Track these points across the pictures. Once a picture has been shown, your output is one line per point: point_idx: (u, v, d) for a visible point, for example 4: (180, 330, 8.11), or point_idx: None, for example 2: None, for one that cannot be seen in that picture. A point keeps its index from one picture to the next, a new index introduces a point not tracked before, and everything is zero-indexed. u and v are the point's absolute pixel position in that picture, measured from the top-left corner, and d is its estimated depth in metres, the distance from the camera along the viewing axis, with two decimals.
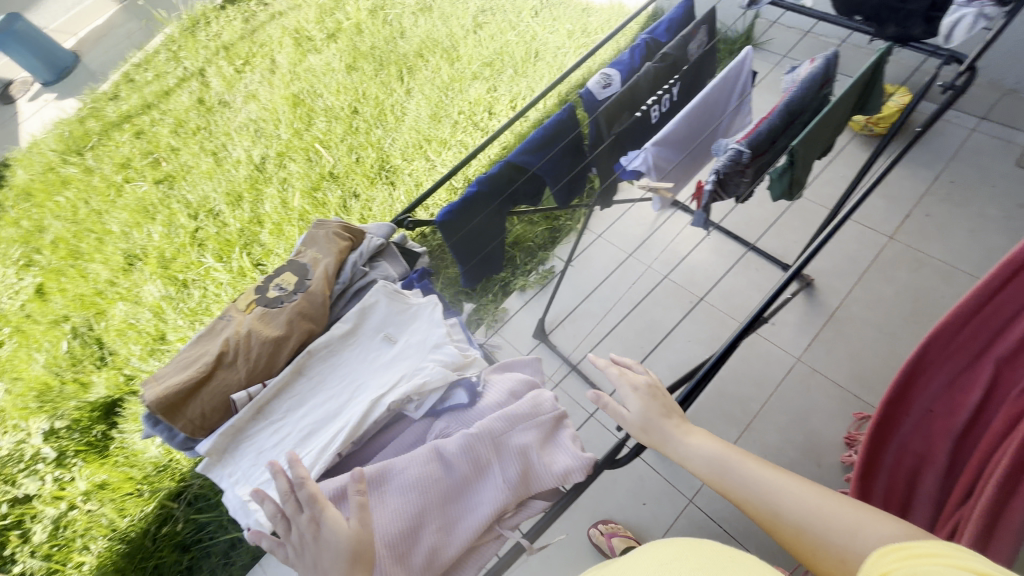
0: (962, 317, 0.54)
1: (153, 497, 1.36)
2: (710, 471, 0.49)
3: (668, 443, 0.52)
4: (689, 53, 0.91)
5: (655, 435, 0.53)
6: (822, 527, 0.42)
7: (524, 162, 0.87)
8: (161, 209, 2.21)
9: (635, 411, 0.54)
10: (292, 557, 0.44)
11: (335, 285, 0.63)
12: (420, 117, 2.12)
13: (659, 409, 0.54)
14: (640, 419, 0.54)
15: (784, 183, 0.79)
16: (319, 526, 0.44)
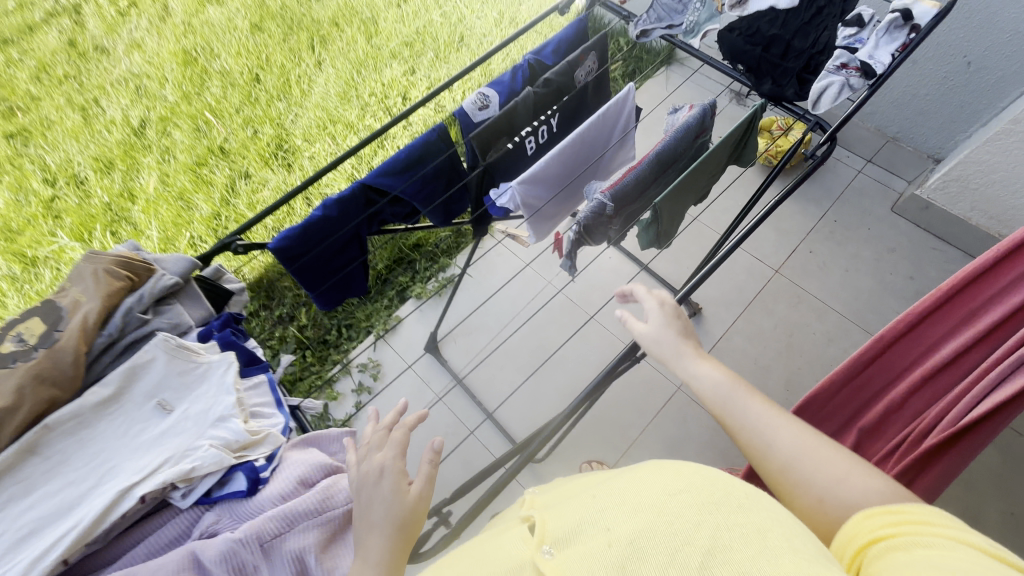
0: (834, 388, 0.60)
1: None
2: (715, 398, 0.43)
3: (679, 360, 0.46)
4: (576, 80, 0.84)
5: (667, 348, 0.47)
6: (813, 470, 0.37)
7: (385, 185, 0.77)
8: (9, 169, 1.87)
9: (653, 326, 0.48)
10: (354, 477, 0.44)
11: (96, 339, 0.52)
12: (329, 94, 1.95)
13: (677, 328, 0.48)
14: (655, 333, 0.47)
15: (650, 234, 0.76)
16: (382, 476, 0.44)
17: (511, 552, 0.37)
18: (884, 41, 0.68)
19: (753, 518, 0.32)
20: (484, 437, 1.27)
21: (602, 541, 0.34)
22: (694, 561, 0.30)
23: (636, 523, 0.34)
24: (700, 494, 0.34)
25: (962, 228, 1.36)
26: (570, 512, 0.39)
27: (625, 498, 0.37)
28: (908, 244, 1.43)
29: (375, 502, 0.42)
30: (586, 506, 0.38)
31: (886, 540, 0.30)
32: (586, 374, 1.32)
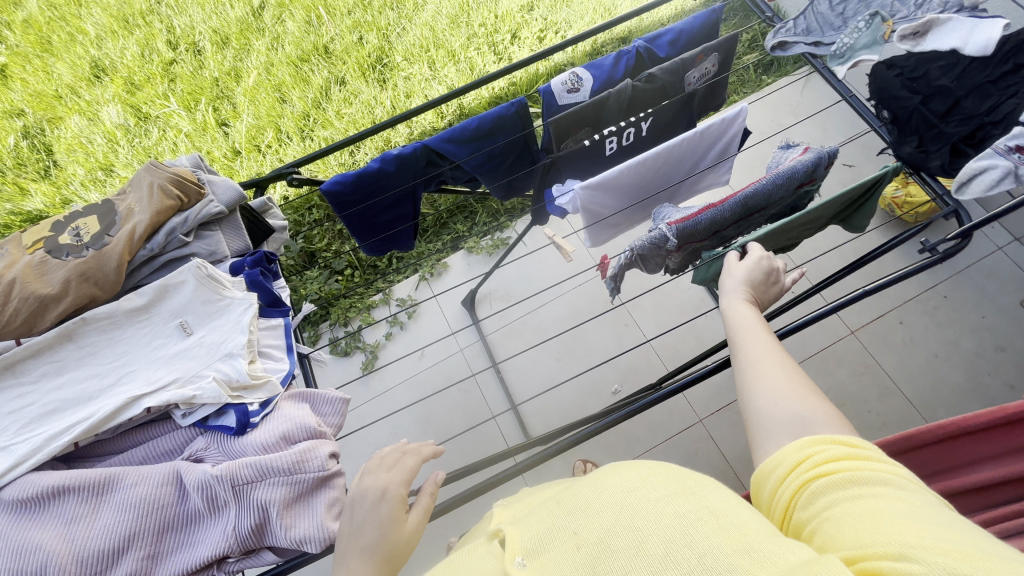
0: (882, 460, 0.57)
1: None
2: (739, 321, 0.47)
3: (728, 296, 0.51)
4: (686, 81, 0.74)
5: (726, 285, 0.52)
6: (776, 388, 0.39)
7: (447, 151, 0.74)
8: (141, 24, 1.99)
9: (743, 268, 0.53)
10: (350, 503, 0.44)
11: (140, 250, 0.55)
12: (440, 15, 1.87)
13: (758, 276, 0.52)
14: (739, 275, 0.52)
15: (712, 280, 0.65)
16: (384, 497, 0.43)
17: (484, 568, 0.35)
18: None
19: (717, 500, 0.32)
20: (503, 426, 1.27)
21: (571, 540, 0.33)
22: (658, 551, 0.29)
23: (602, 526, 0.32)
24: (664, 483, 0.33)
25: None
26: (538, 523, 0.37)
27: (587, 500, 0.35)
28: (1023, 347, 1.23)
29: (368, 523, 0.42)
30: (546, 510, 0.38)
31: (825, 476, 0.32)
32: (609, 377, 1.28)
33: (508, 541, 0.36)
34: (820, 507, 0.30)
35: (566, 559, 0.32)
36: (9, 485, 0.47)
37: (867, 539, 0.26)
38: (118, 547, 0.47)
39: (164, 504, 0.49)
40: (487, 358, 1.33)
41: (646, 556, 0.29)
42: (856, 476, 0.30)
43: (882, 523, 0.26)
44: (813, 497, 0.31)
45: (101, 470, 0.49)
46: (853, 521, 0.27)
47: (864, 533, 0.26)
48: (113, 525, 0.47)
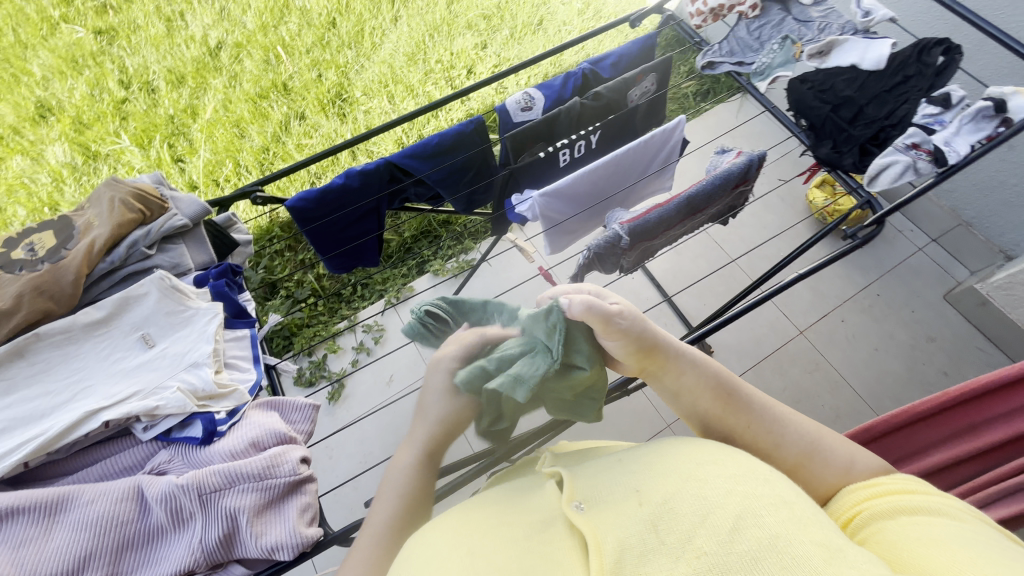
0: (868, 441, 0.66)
1: None
2: (717, 403, 0.44)
3: (664, 362, 0.45)
4: (628, 99, 0.81)
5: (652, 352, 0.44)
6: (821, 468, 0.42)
7: (409, 166, 0.77)
8: (91, 64, 1.97)
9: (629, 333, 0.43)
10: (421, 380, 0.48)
11: (99, 264, 0.55)
12: (397, 52, 1.96)
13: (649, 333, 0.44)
14: (644, 346, 0.44)
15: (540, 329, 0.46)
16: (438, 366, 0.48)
17: (541, 505, 0.38)
18: (968, 128, 0.63)
19: (789, 491, 0.34)
20: None
21: (634, 499, 0.34)
22: (727, 524, 0.31)
23: (669, 490, 0.34)
24: (732, 464, 0.36)
25: (1017, 335, 1.26)
26: (606, 474, 0.38)
27: (649, 467, 0.37)
28: (951, 337, 1.34)
29: (430, 390, 0.47)
30: (604, 466, 0.39)
31: (868, 511, 0.39)
32: None
33: (563, 484, 0.38)
34: (872, 528, 0.37)
35: (628, 517, 0.33)
36: None
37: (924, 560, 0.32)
38: (74, 567, 0.45)
39: (124, 521, 0.47)
40: None
41: (715, 527, 0.31)
42: (898, 504, 0.38)
43: (952, 553, 0.32)
44: (870, 530, 0.38)
45: (52, 489, 0.46)
46: (915, 542, 0.34)
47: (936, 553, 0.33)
48: (69, 545, 0.45)
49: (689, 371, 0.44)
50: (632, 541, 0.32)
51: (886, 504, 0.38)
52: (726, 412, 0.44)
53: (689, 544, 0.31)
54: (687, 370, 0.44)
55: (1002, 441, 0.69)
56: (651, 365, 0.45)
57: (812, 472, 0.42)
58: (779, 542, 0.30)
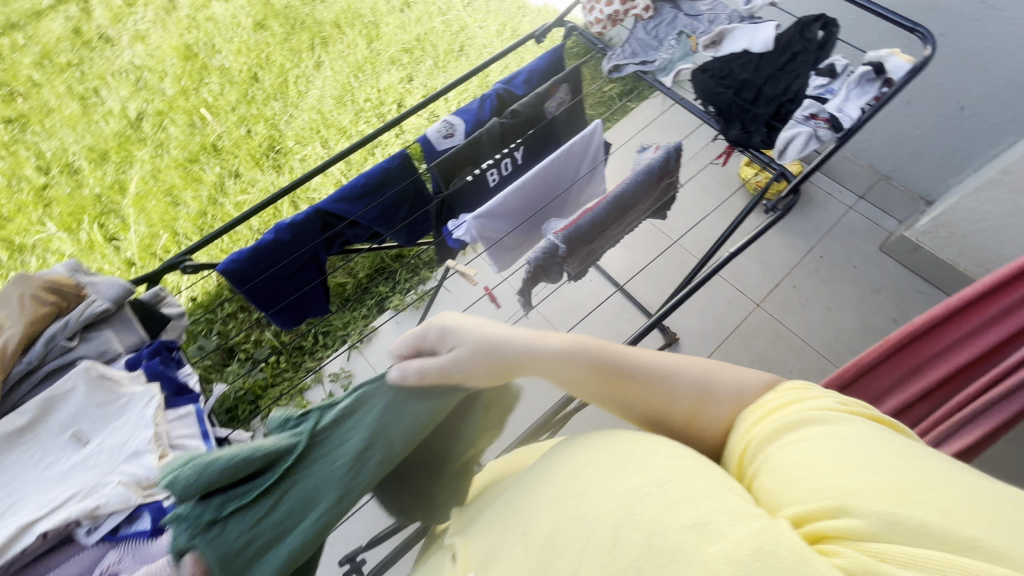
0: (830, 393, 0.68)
1: None
2: (596, 381, 0.39)
3: (527, 360, 0.40)
4: (546, 111, 0.83)
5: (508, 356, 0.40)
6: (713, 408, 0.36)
7: (340, 211, 0.77)
8: (5, 154, 1.88)
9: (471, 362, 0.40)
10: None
11: (16, 365, 0.53)
12: (325, 97, 1.97)
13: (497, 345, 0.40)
14: (496, 362, 0.40)
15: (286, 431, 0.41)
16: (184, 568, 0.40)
17: None
18: (855, 93, 0.68)
19: (665, 468, 0.31)
20: None
21: (520, 547, 0.33)
22: (603, 540, 0.29)
23: (550, 523, 0.32)
24: (603, 462, 0.34)
25: (950, 274, 1.34)
26: (495, 528, 0.37)
27: (536, 498, 0.35)
28: (894, 286, 1.42)
29: None
30: (502, 512, 0.38)
31: (756, 438, 0.33)
32: None
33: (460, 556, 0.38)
34: (757, 462, 0.32)
35: (519, 569, 0.32)
36: None
37: (805, 490, 0.28)
38: None
39: None
40: None
41: (594, 550, 0.29)
42: (783, 422, 0.33)
43: (825, 483, 0.28)
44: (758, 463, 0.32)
45: None
46: (792, 472, 0.30)
47: (810, 484, 0.28)
48: None
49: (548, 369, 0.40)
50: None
51: (773, 427, 0.33)
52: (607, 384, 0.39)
53: None
54: (550, 361, 0.40)
55: (969, 361, 0.68)
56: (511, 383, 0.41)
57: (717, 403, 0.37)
58: (656, 541, 0.27)
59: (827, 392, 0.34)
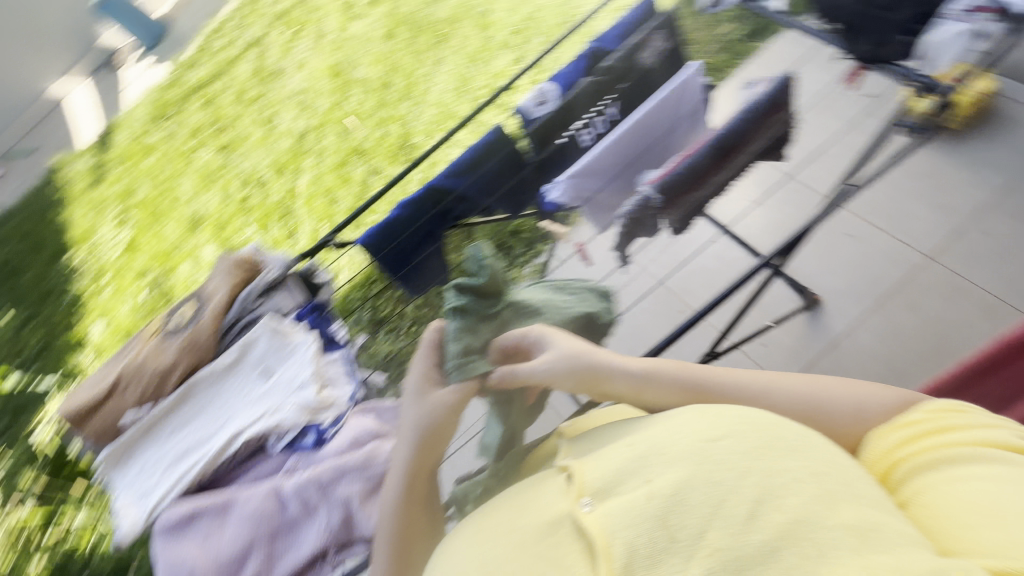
0: None
1: None
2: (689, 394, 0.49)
3: (609, 378, 0.51)
4: (640, 62, 0.81)
5: (582, 369, 0.51)
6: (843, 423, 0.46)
7: (449, 186, 0.86)
8: (220, 174, 2.47)
9: (560, 366, 0.51)
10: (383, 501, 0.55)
11: (224, 318, 0.70)
12: (445, 91, 2.13)
13: (578, 366, 0.51)
14: (574, 368, 0.51)
15: (486, 303, 0.58)
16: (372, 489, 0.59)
17: (551, 506, 0.40)
18: None
19: (820, 462, 0.39)
20: None
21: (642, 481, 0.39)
22: (743, 513, 0.35)
23: (685, 473, 0.37)
24: (755, 438, 0.39)
25: None
26: (611, 459, 0.42)
27: (658, 446, 0.40)
28: None
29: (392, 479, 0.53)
30: (621, 449, 0.42)
31: (916, 461, 0.42)
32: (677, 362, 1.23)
33: (574, 475, 0.42)
34: (916, 488, 0.41)
35: (642, 503, 0.37)
36: (162, 514, 0.61)
37: (975, 521, 0.36)
38: (241, 552, 0.58)
39: (272, 515, 0.59)
40: None
41: (730, 516, 0.35)
42: (954, 455, 0.41)
43: (997, 512, 0.36)
44: (917, 491, 0.41)
45: (222, 494, 0.61)
46: (949, 509, 0.38)
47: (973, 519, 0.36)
48: (237, 535, 0.58)
49: (638, 381, 0.50)
50: (641, 542, 0.35)
51: (920, 457, 0.42)
52: (697, 393, 0.49)
53: (701, 539, 0.34)
54: (615, 377, 0.51)
55: None
56: (599, 384, 0.51)
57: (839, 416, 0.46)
58: (795, 528, 0.34)
59: (1002, 428, 0.42)
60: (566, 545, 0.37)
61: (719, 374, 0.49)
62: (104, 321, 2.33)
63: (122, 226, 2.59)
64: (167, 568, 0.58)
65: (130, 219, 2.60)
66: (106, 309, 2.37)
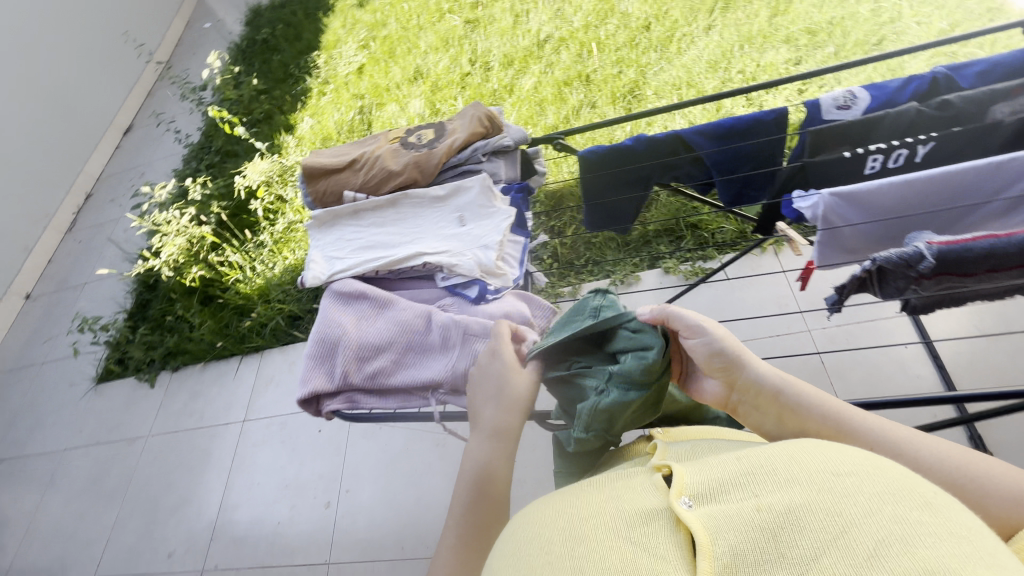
0: None
1: None
2: (824, 422, 0.55)
3: (748, 368, 0.58)
4: (989, 114, 0.67)
5: (727, 355, 0.58)
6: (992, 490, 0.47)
7: (694, 142, 0.83)
8: (457, 43, 2.61)
9: (712, 340, 0.58)
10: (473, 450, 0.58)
11: (453, 157, 0.75)
12: (699, 59, 1.98)
13: (725, 348, 0.58)
14: (722, 349, 0.58)
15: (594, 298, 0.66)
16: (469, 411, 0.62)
17: (650, 501, 0.47)
18: None
19: (963, 525, 0.35)
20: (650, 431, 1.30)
21: (750, 502, 0.41)
22: (866, 547, 0.34)
23: (797, 502, 0.38)
24: (883, 479, 0.38)
25: None
26: (721, 473, 0.45)
27: (764, 466, 0.43)
28: None
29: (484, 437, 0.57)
30: (731, 466, 0.45)
31: None
32: None
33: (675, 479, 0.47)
34: None
35: (746, 518, 0.40)
36: (335, 280, 0.69)
37: None
38: (382, 345, 0.65)
39: (416, 332, 0.66)
40: None
41: (848, 550, 0.35)
42: None
43: None
44: None
45: (387, 294, 0.68)
46: None
47: None
48: (385, 330, 0.65)
49: (778, 382, 0.57)
50: (743, 549, 0.38)
51: None
52: (834, 419, 0.54)
53: (814, 563, 0.35)
54: (753, 371, 0.58)
55: None
56: (734, 370, 0.58)
57: (972, 498, 0.47)
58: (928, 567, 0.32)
59: None
60: (666, 533, 0.43)
61: (856, 413, 0.54)
62: (316, 120, 2.67)
63: (362, 50, 2.89)
64: (322, 322, 0.67)
65: (370, 48, 2.88)
66: (320, 111, 2.71)
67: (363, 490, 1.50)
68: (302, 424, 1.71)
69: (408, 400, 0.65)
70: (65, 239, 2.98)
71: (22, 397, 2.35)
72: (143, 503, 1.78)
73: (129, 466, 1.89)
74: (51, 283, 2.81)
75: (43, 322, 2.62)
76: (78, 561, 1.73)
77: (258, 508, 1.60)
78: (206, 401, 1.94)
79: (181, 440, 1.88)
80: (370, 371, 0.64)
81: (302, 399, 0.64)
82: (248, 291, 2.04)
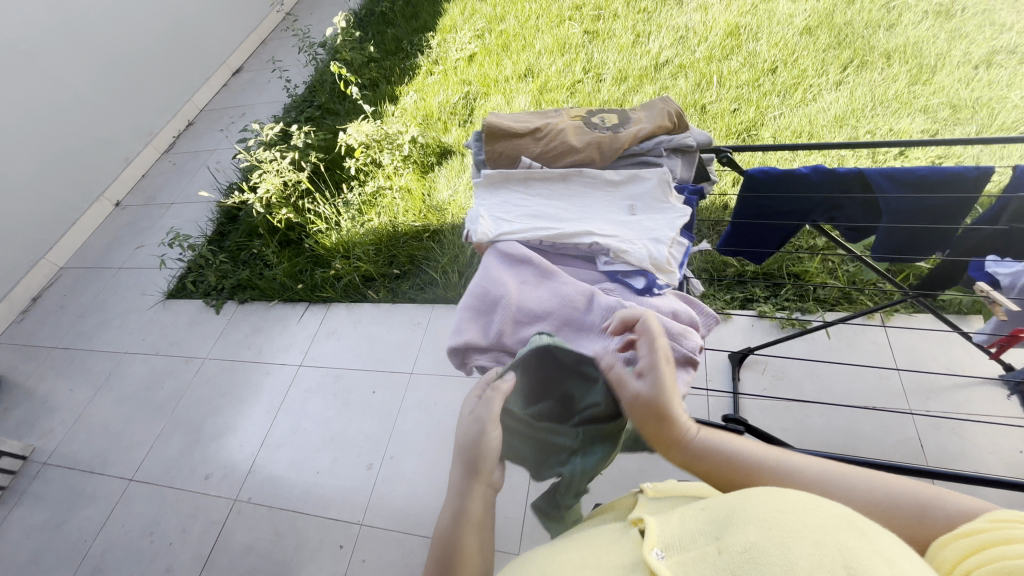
0: None
1: (441, 223, 2.06)
2: (745, 470, 0.52)
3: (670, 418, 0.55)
4: None
5: (653, 412, 0.55)
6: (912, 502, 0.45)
7: (877, 184, 0.78)
8: (573, 50, 2.63)
9: (638, 395, 0.55)
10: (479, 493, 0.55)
11: (636, 146, 0.74)
12: (825, 111, 1.92)
13: (655, 402, 0.55)
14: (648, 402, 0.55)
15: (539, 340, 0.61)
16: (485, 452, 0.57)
17: (626, 553, 0.48)
18: None
19: (890, 548, 0.35)
20: None
21: (713, 547, 0.41)
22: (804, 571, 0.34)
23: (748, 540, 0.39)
24: (808, 514, 0.38)
25: None
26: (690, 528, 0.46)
27: (721, 510, 0.44)
28: None
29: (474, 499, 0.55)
30: (696, 521, 0.46)
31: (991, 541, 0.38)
32: None
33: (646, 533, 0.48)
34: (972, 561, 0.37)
35: (709, 562, 0.40)
36: (499, 240, 0.69)
37: None
38: (542, 313, 0.63)
39: (576, 309, 0.64)
40: (733, 402, 1.33)
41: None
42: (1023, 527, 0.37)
43: None
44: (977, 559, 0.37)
45: (550, 265, 0.67)
46: None
47: None
48: (545, 301, 0.64)
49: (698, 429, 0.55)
50: None
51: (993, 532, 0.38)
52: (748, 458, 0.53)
53: None
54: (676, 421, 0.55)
55: None
56: (661, 423, 0.55)
57: (899, 520, 0.45)
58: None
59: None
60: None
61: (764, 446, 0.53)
62: (420, 95, 2.73)
63: (476, 39, 2.95)
64: (483, 278, 0.67)
65: (484, 38, 2.94)
66: (425, 88, 2.77)
67: (408, 461, 1.49)
68: (357, 383, 1.72)
69: (553, 377, 0.63)
70: (161, 158, 3.13)
71: (94, 295, 2.46)
72: (188, 422, 1.82)
73: (183, 382, 1.94)
74: (140, 196, 2.95)
75: (127, 230, 2.75)
76: (117, 461, 1.78)
77: (300, 453, 1.61)
78: (265, 338, 1.98)
79: (235, 369, 1.92)
80: (524, 336, 0.63)
81: (452, 347, 0.63)
82: (328, 243, 2.08)
